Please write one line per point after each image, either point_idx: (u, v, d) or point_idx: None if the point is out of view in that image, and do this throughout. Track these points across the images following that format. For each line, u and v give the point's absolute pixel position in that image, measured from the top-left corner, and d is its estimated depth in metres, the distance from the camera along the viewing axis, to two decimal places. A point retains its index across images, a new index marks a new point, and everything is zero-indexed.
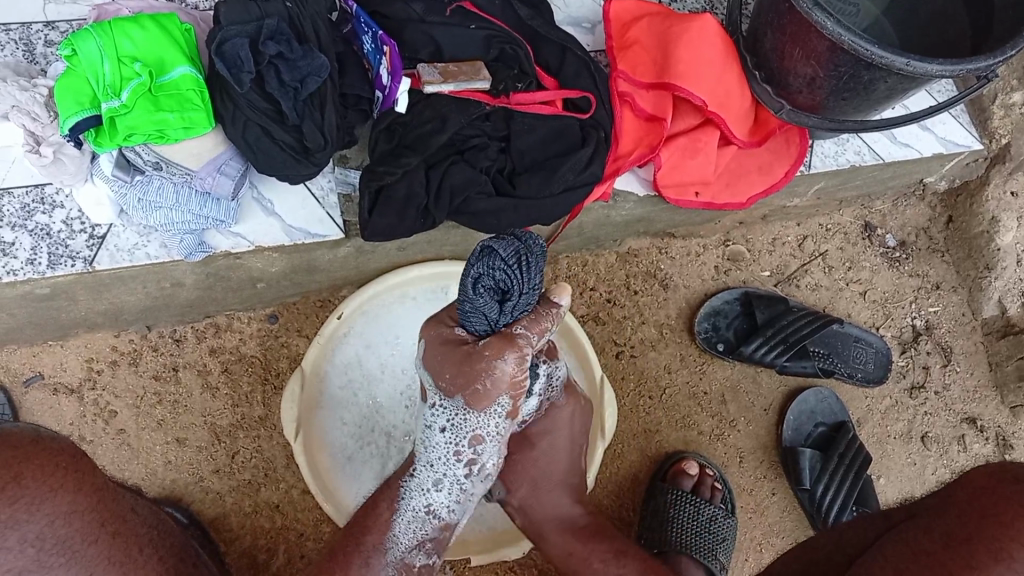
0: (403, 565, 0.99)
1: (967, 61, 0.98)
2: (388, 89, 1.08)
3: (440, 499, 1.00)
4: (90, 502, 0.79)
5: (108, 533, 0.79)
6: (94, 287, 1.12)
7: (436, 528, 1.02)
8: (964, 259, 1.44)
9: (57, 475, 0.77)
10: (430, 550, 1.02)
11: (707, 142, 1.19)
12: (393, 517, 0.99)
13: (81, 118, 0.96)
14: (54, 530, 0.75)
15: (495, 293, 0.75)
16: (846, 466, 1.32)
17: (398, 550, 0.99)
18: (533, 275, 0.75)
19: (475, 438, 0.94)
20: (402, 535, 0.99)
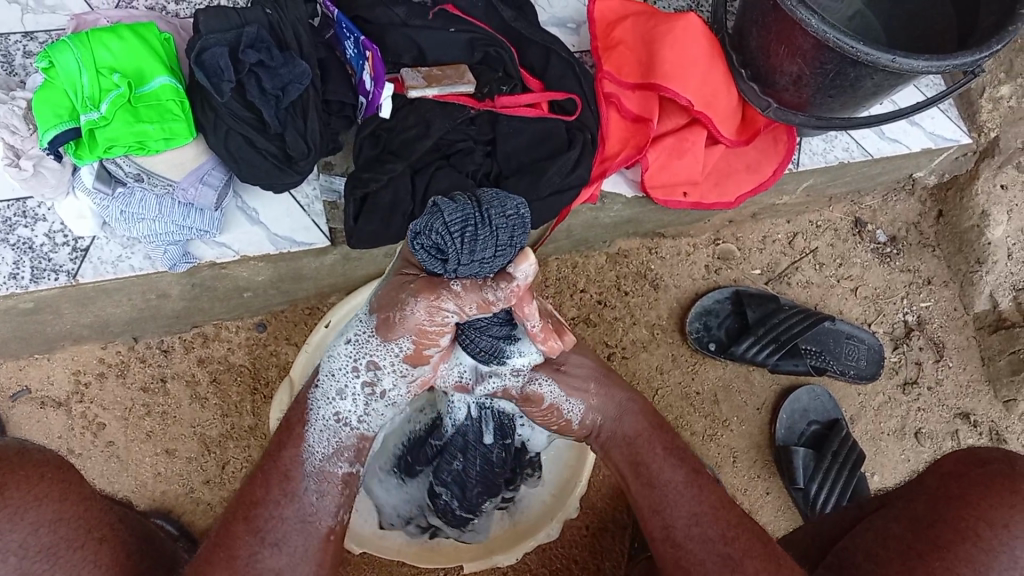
0: (323, 476, 0.87)
1: (953, 57, 0.97)
2: (372, 94, 1.06)
3: (348, 409, 0.88)
4: (75, 510, 0.77)
5: (95, 540, 0.77)
6: (78, 300, 1.11)
7: (352, 437, 0.89)
8: (955, 253, 1.44)
9: (40, 485, 0.76)
10: (353, 459, 0.90)
11: (694, 142, 1.18)
12: (308, 428, 0.87)
13: (60, 131, 0.94)
14: (37, 538, 0.74)
15: (436, 256, 0.67)
16: (839, 464, 1.32)
17: (315, 459, 0.87)
18: (481, 243, 0.65)
19: (372, 359, 0.84)
20: (317, 444, 0.87)
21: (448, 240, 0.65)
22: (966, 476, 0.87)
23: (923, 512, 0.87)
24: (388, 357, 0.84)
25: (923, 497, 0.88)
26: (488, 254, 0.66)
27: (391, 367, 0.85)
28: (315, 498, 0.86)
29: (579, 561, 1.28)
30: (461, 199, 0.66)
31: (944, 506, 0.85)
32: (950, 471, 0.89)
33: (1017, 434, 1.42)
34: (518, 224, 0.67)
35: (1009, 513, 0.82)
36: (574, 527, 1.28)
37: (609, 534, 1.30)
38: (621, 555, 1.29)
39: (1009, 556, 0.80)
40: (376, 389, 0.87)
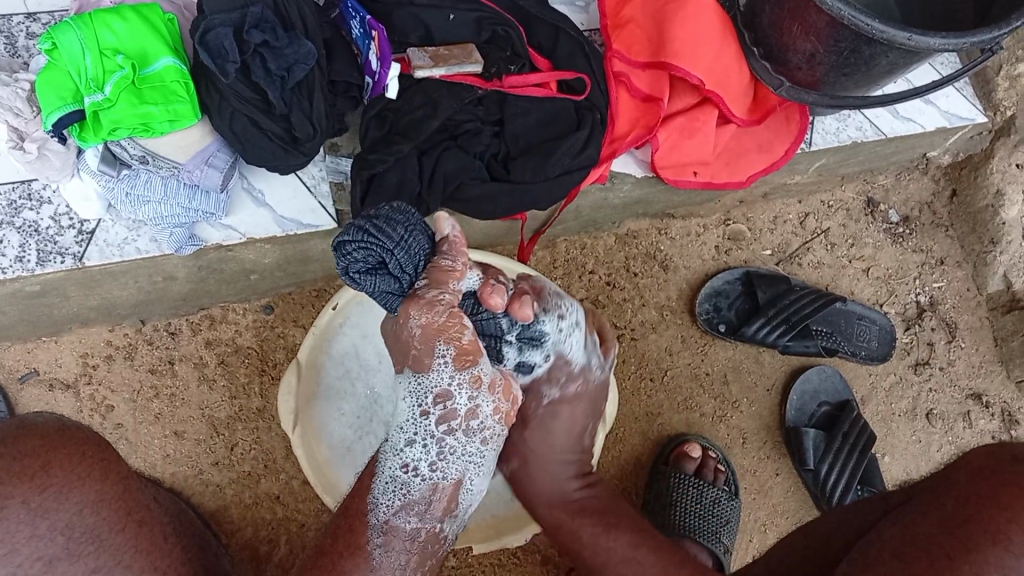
0: (393, 532, 0.82)
1: (971, 34, 0.95)
2: (378, 75, 1.07)
3: (418, 458, 0.83)
4: (116, 491, 0.76)
5: (135, 522, 0.75)
6: (85, 283, 1.10)
7: (425, 489, 0.84)
8: (968, 233, 1.42)
9: (82, 465, 0.74)
10: (426, 514, 0.84)
11: (705, 121, 1.17)
12: (375, 481, 0.84)
13: (63, 114, 0.94)
14: (82, 518, 0.72)
15: (371, 266, 0.71)
16: (850, 445, 1.31)
17: (380, 512, 0.82)
18: (392, 231, 0.70)
19: (438, 390, 0.81)
20: (381, 498, 0.83)
21: (368, 248, 0.69)
22: (996, 472, 0.74)
23: (951, 510, 0.73)
24: (448, 380, 0.81)
25: (953, 494, 0.75)
26: (406, 232, 0.71)
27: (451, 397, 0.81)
28: (380, 551, 0.81)
29: None
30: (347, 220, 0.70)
31: (974, 503, 0.72)
32: (982, 466, 0.76)
33: None
34: (400, 200, 0.73)
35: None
36: None
37: None
38: None
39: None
40: (448, 426, 0.83)
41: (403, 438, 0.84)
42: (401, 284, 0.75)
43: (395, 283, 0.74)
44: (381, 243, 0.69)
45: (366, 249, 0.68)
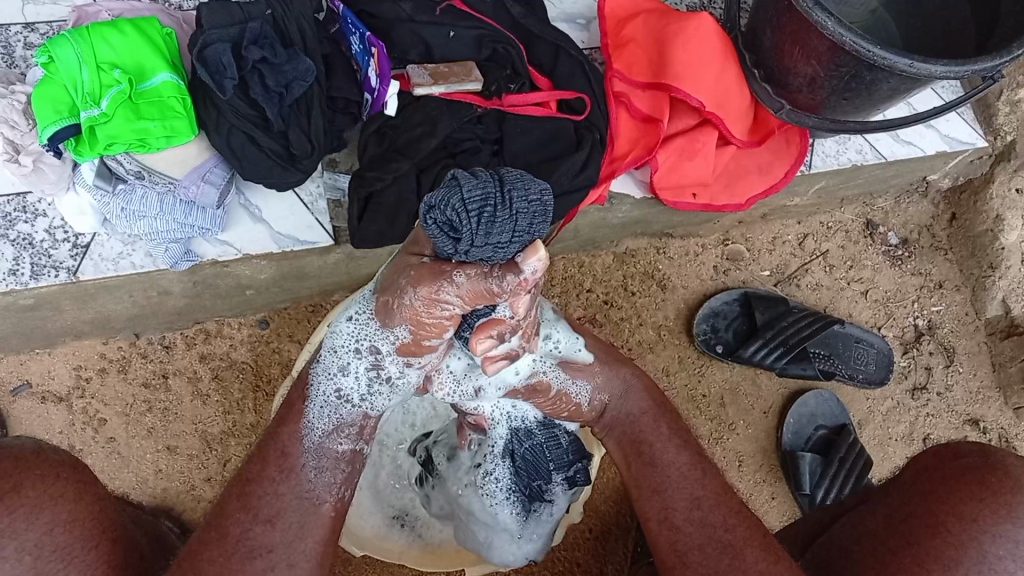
0: (320, 454, 0.82)
1: (972, 62, 0.95)
2: (377, 91, 1.05)
3: (351, 387, 0.84)
4: (89, 511, 0.75)
5: (108, 540, 0.75)
6: (79, 297, 1.09)
7: (353, 415, 0.84)
8: (967, 257, 1.42)
9: (56, 484, 0.73)
10: (356, 437, 0.85)
11: (705, 143, 1.16)
12: (307, 407, 0.83)
13: (60, 128, 0.93)
14: (52, 538, 0.71)
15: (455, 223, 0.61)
16: (846, 471, 1.30)
17: (314, 436, 0.83)
18: (498, 228, 0.60)
19: (374, 344, 0.80)
20: (317, 421, 0.83)
21: (459, 213, 0.59)
22: (938, 468, 0.85)
23: (896, 507, 0.85)
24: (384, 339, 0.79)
25: (901, 490, 0.86)
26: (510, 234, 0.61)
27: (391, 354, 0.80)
28: (314, 475, 0.81)
29: (582, 564, 1.27)
30: (485, 176, 0.61)
31: (920, 501, 0.83)
32: (927, 464, 0.86)
33: None
34: (540, 210, 0.61)
35: (979, 506, 0.79)
36: (578, 530, 1.28)
37: (612, 537, 1.29)
38: (624, 559, 1.28)
39: (980, 552, 0.77)
40: (382, 372, 0.82)
41: (337, 363, 0.84)
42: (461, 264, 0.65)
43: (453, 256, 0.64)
44: (477, 227, 0.59)
45: (452, 208, 0.60)
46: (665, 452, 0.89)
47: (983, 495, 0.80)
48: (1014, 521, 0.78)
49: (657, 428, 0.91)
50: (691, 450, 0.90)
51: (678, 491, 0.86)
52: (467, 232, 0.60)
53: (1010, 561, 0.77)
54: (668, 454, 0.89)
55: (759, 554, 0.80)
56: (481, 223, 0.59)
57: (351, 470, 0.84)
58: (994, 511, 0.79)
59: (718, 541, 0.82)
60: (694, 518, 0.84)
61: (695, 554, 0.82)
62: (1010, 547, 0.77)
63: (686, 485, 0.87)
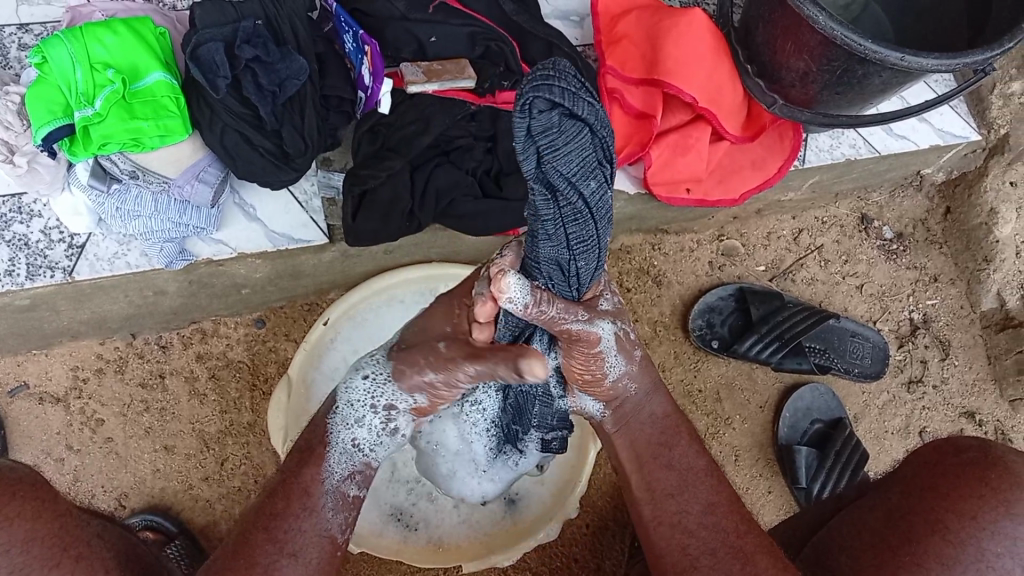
0: (340, 497, 0.84)
1: (964, 55, 0.95)
2: (370, 90, 1.04)
3: (365, 437, 0.85)
4: (49, 529, 0.74)
5: (71, 558, 0.74)
6: (75, 297, 1.10)
7: (363, 462, 0.86)
8: (962, 251, 1.42)
9: (10, 505, 0.73)
10: (363, 484, 0.86)
11: (699, 139, 1.16)
12: (326, 450, 0.84)
13: (54, 128, 0.93)
14: (9, 560, 0.71)
15: (586, 148, 0.61)
16: (842, 464, 1.31)
17: (334, 478, 0.84)
18: (584, 119, 0.60)
19: (391, 402, 0.83)
20: (335, 466, 0.84)
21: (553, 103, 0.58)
22: (938, 464, 0.84)
23: (895, 501, 0.84)
24: (404, 399, 0.83)
25: (899, 487, 0.86)
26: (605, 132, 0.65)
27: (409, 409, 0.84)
28: (332, 514, 0.83)
29: (579, 560, 1.28)
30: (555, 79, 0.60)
31: (920, 497, 0.83)
32: (927, 460, 0.86)
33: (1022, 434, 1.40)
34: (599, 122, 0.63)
35: (978, 503, 0.79)
36: (575, 525, 1.28)
37: (609, 532, 1.29)
38: (621, 554, 1.29)
39: (978, 550, 0.78)
40: (391, 425, 0.85)
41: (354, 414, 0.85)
42: (586, 221, 0.66)
43: (582, 215, 0.65)
44: (570, 112, 0.59)
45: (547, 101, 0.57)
46: (682, 455, 0.89)
47: (981, 492, 0.80)
48: (1011, 518, 0.78)
49: (677, 436, 0.90)
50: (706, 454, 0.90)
51: (692, 496, 0.86)
52: (564, 117, 0.58)
53: (1006, 558, 0.77)
54: (686, 458, 0.89)
55: (768, 560, 0.82)
56: (571, 108, 0.58)
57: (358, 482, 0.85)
58: (993, 508, 0.79)
59: (732, 545, 0.83)
60: (706, 523, 0.84)
61: (706, 559, 0.83)
62: (1007, 544, 0.78)
63: (701, 489, 0.87)
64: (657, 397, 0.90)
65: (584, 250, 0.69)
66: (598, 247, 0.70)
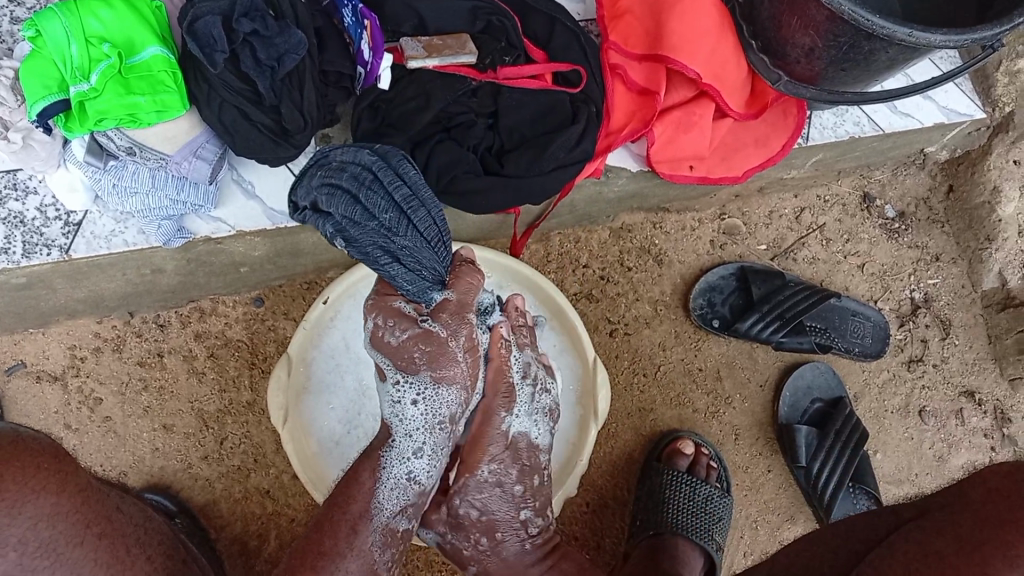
0: (389, 532, 0.86)
1: (972, 31, 0.94)
2: (370, 66, 1.03)
3: (420, 467, 0.89)
4: (73, 504, 0.74)
5: (94, 535, 0.74)
6: (72, 274, 1.09)
7: (415, 495, 0.88)
8: (964, 230, 1.42)
9: (37, 477, 0.72)
10: (412, 516, 0.89)
11: (702, 116, 1.15)
12: (375, 484, 0.86)
13: (49, 103, 0.91)
14: (36, 534, 0.70)
15: (325, 220, 0.75)
16: (842, 442, 1.31)
17: (383, 513, 0.85)
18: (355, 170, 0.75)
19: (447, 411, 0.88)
20: (386, 501, 0.86)
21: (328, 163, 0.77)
22: (1021, 495, 0.68)
23: (966, 530, 0.68)
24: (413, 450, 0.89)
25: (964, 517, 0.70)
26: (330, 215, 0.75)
27: (454, 414, 0.89)
28: (376, 545, 0.84)
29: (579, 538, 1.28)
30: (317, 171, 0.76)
31: (990, 528, 0.67)
32: (999, 485, 0.71)
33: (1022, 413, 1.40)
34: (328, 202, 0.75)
35: None
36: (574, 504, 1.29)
37: (609, 511, 1.30)
38: (620, 532, 1.30)
39: None
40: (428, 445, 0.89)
41: (410, 446, 0.89)
42: (378, 236, 0.75)
43: (374, 183, 0.76)
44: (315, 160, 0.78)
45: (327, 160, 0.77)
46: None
47: None
48: None
49: None
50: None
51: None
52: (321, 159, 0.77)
53: None
54: None
55: None
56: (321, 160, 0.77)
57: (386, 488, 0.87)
58: None
59: None
60: None
61: None
62: None
63: None
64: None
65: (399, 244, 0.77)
66: (419, 229, 0.78)
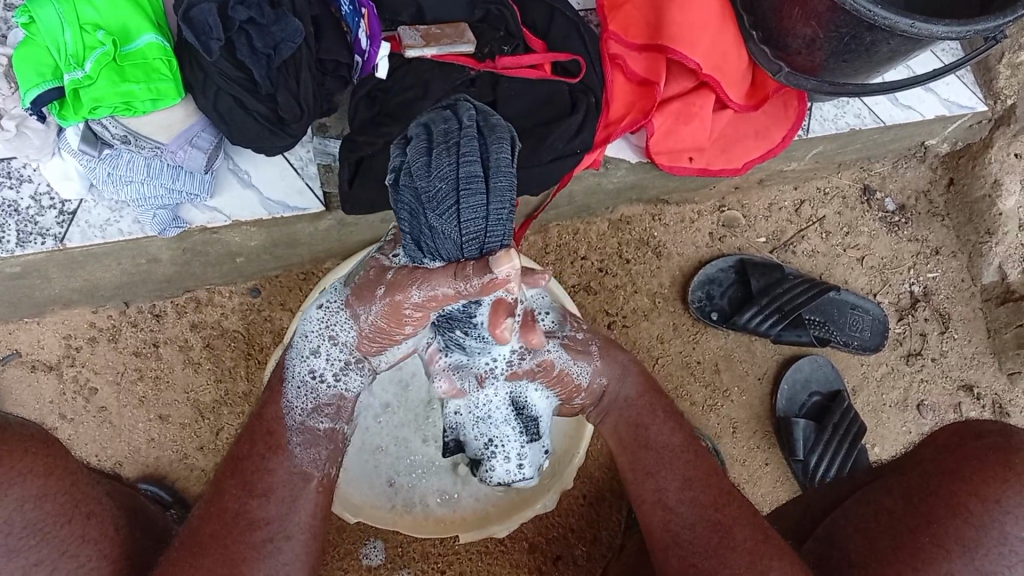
0: (302, 430, 0.88)
1: (975, 22, 0.93)
2: (367, 54, 1.03)
3: (323, 367, 0.89)
4: (61, 486, 0.74)
5: (83, 514, 0.74)
6: (67, 264, 1.08)
7: (330, 395, 0.90)
8: (964, 223, 1.41)
9: (25, 460, 0.71)
10: (336, 416, 0.91)
11: (702, 106, 1.14)
12: (286, 386, 0.90)
13: (42, 91, 0.90)
14: (23, 514, 0.70)
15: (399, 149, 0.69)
16: (840, 436, 1.31)
17: (295, 414, 0.89)
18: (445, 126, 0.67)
19: (343, 333, 0.87)
20: (294, 399, 0.89)
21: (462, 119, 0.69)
22: (960, 446, 0.83)
23: (916, 484, 0.82)
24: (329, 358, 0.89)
25: (917, 471, 0.84)
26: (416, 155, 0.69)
27: (348, 341, 0.87)
28: None
29: (576, 530, 1.28)
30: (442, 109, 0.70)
31: (938, 479, 0.81)
32: (947, 443, 0.84)
33: (1020, 408, 1.40)
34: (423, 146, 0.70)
35: (1005, 488, 0.77)
36: (571, 496, 1.28)
37: (606, 503, 1.29)
38: (618, 524, 1.28)
39: (1001, 534, 0.76)
40: (351, 358, 0.89)
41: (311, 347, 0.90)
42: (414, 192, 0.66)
43: (452, 145, 0.65)
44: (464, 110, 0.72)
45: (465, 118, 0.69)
46: (659, 434, 0.93)
47: (1007, 476, 0.77)
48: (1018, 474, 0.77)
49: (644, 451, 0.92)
50: (684, 431, 0.94)
51: (668, 473, 0.89)
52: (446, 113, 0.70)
53: None
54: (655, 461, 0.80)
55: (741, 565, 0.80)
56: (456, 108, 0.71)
57: (333, 447, 0.90)
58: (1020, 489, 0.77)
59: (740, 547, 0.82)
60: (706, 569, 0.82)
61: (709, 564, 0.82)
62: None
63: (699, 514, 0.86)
64: (630, 380, 0.97)
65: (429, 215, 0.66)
66: (457, 222, 0.65)
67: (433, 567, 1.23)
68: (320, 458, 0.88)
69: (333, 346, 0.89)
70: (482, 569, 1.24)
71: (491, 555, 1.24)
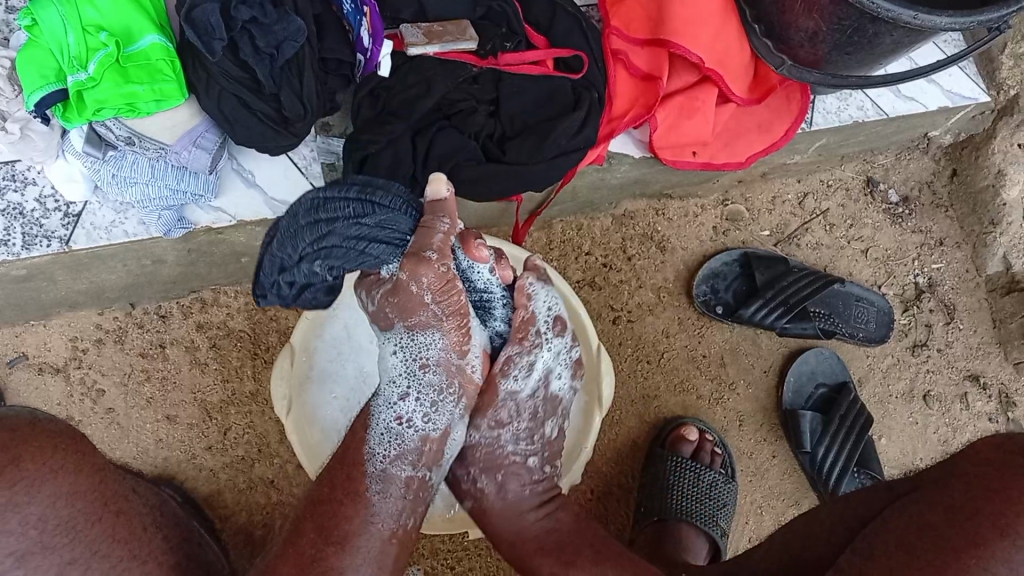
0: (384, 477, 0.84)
1: (978, 13, 0.93)
2: (370, 52, 1.02)
3: (412, 410, 0.88)
4: (92, 482, 0.74)
5: (113, 512, 0.74)
6: (73, 266, 1.08)
7: (415, 439, 0.87)
8: (968, 214, 1.41)
9: (54, 458, 0.71)
10: (417, 463, 0.87)
11: (705, 101, 1.14)
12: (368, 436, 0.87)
13: (46, 93, 0.90)
14: (57, 512, 0.70)
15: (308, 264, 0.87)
16: (847, 427, 1.31)
17: (377, 460, 0.84)
18: (293, 224, 0.85)
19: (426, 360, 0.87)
20: (377, 446, 0.86)
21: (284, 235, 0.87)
22: None
23: None
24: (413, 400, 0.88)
25: None
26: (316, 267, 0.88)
27: (440, 360, 0.88)
28: None
29: None
30: (269, 258, 0.87)
31: None
32: None
33: None
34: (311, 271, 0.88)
35: None
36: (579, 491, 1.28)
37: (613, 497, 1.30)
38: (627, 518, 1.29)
39: None
40: (431, 387, 0.88)
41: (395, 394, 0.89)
42: (348, 229, 0.84)
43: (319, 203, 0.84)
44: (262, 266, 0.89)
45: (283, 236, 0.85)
46: None
47: None
48: None
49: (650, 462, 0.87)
50: None
51: None
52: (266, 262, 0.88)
53: None
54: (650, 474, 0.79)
55: None
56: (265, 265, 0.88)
57: (412, 494, 0.85)
58: None
59: None
60: None
61: None
62: None
63: None
64: None
65: (367, 220, 0.84)
66: (380, 204, 0.84)
67: (442, 564, 1.23)
68: (397, 509, 0.82)
69: (414, 382, 0.88)
70: (492, 564, 1.24)
71: (501, 551, 1.25)
